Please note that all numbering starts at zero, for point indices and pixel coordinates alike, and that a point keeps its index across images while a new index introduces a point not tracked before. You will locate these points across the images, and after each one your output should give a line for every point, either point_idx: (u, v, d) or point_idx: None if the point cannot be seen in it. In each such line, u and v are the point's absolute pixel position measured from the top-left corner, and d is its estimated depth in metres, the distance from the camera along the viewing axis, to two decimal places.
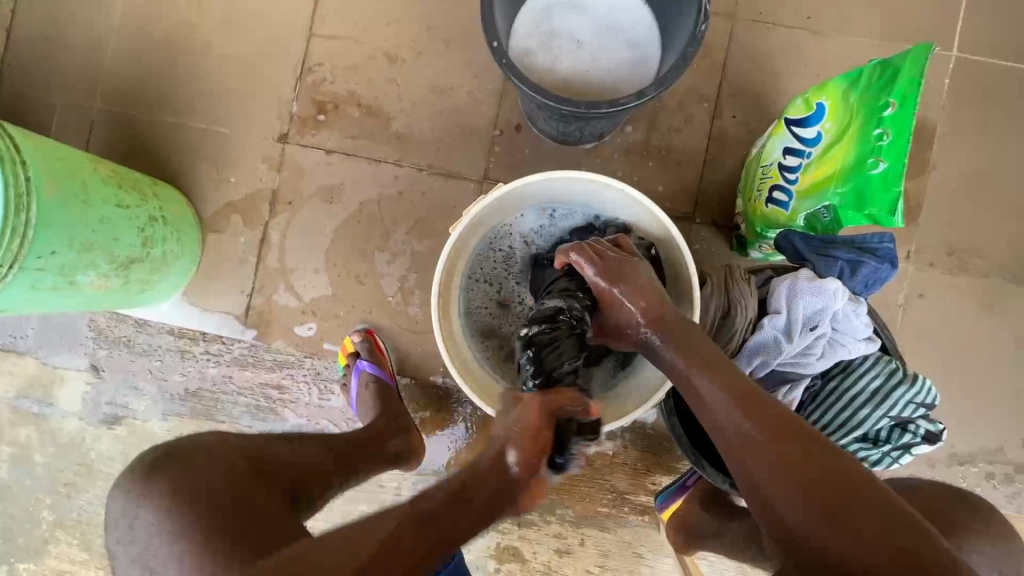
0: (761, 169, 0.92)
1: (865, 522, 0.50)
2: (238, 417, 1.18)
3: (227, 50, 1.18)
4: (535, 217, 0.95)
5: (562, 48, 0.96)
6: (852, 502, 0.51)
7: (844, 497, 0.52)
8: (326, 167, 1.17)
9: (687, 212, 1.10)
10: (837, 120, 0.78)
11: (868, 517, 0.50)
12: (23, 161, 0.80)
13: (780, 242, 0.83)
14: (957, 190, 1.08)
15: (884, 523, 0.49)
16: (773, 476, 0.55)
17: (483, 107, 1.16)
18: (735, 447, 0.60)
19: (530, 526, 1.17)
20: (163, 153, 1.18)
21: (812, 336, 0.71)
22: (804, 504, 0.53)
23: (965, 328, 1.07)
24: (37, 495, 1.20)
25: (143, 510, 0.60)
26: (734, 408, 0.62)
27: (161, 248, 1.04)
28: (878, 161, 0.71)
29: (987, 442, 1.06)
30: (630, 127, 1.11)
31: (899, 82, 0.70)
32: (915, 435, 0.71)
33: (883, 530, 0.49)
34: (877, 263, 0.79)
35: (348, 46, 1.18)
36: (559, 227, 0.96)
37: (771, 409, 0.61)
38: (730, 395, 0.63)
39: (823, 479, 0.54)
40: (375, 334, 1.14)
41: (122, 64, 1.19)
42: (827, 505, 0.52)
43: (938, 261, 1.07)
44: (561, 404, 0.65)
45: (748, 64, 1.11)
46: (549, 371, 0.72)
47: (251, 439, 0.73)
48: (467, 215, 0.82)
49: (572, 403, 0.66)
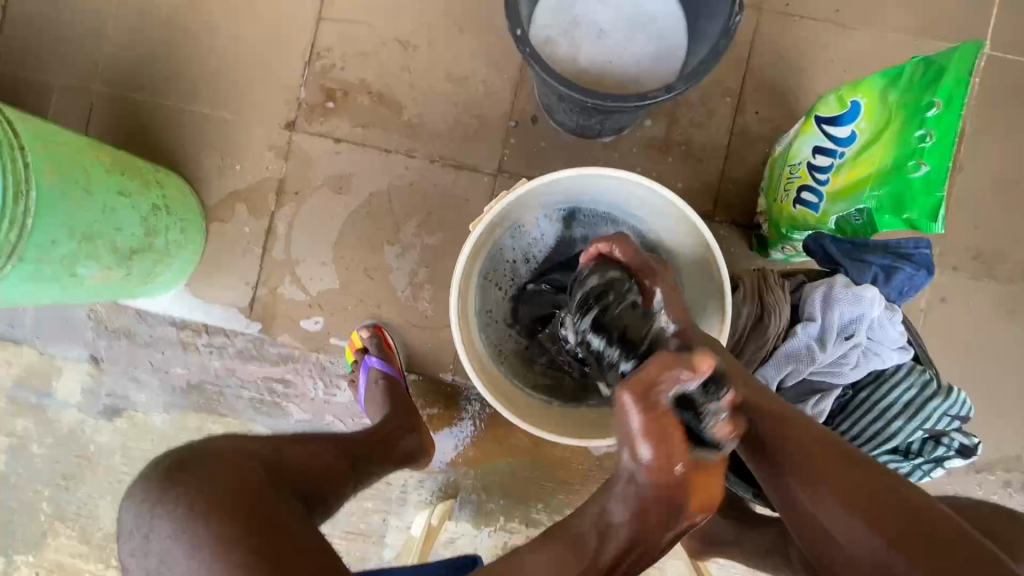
0: (788, 168, 0.89)
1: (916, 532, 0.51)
2: (241, 411, 1.15)
3: (233, 32, 1.14)
4: (553, 218, 0.93)
5: (584, 38, 0.92)
6: (892, 515, 0.53)
7: (887, 511, 0.53)
8: (334, 157, 1.13)
9: (707, 211, 1.07)
10: (874, 119, 0.75)
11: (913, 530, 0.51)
12: (21, 146, 0.77)
13: (809, 245, 0.80)
14: (984, 192, 1.05)
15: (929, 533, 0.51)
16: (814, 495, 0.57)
17: (498, 97, 1.12)
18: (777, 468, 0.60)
19: (538, 526, 1.15)
20: (165, 138, 1.14)
21: (847, 345, 0.70)
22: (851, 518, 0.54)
23: (986, 334, 1.05)
24: (36, 487, 1.18)
25: (156, 521, 0.56)
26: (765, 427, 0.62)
27: (165, 237, 1.00)
28: (919, 163, 0.68)
29: (1006, 450, 1.04)
30: (650, 120, 1.08)
31: (945, 81, 0.68)
32: (948, 449, 0.70)
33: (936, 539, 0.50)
34: (912, 270, 0.78)
35: (359, 31, 1.13)
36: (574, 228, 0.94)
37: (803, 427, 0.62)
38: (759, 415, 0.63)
39: (869, 495, 0.55)
40: (383, 330, 1.11)
41: (123, 44, 1.14)
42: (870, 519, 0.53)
43: (962, 265, 1.05)
44: (652, 380, 0.51)
45: (773, 58, 1.07)
46: (632, 346, 0.68)
47: (265, 442, 0.71)
48: (487, 213, 0.80)
49: (665, 370, 0.51)
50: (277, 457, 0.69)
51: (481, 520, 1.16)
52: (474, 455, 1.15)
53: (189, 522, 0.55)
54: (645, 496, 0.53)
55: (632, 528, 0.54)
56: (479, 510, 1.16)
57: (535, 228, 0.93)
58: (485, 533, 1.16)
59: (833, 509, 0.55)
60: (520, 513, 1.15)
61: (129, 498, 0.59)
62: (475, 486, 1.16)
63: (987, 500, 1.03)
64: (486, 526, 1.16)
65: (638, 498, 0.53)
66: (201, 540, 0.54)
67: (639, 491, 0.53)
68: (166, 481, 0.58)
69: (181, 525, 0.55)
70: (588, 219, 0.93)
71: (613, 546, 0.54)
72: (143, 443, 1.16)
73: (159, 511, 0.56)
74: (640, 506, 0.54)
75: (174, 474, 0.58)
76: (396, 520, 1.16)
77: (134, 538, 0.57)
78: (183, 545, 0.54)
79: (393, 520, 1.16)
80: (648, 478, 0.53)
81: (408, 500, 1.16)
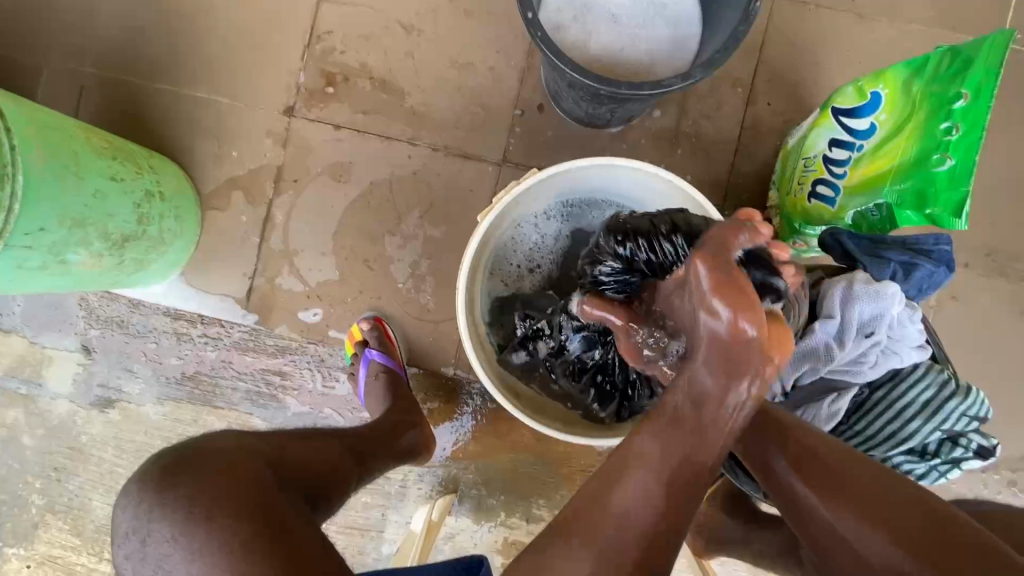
0: (803, 162, 0.87)
1: (925, 534, 0.51)
2: (237, 404, 1.13)
3: (230, 13, 1.10)
4: (555, 216, 0.89)
5: (596, 23, 0.89)
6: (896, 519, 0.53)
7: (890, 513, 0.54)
8: (334, 144, 1.10)
9: (716, 203, 1.05)
10: (895, 111, 0.74)
11: (919, 534, 0.51)
12: (9, 128, 0.73)
13: (826, 240, 0.78)
14: (998, 188, 1.04)
15: (935, 535, 0.51)
16: (817, 503, 0.58)
17: (504, 85, 1.09)
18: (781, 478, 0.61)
19: (539, 522, 1.14)
20: (160, 123, 1.11)
21: (867, 343, 0.69)
22: (856, 524, 0.54)
23: (996, 332, 1.03)
24: (26, 479, 1.15)
25: (151, 526, 0.54)
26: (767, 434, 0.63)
27: (159, 225, 0.97)
28: (944, 157, 0.67)
29: (1012, 449, 1.03)
30: (660, 111, 1.05)
31: (973, 71, 0.66)
32: (966, 450, 0.69)
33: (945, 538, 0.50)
34: (934, 267, 0.75)
35: (361, 14, 1.09)
36: (572, 222, 0.90)
37: (804, 432, 0.62)
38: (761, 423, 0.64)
39: (872, 501, 0.55)
40: (384, 322, 1.08)
41: (115, 24, 1.10)
42: (874, 524, 0.54)
43: (973, 263, 1.03)
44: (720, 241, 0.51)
45: (787, 48, 1.05)
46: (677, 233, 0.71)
47: (268, 439, 0.69)
48: (496, 204, 0.78)
49: (732, 233, 0.52)
50: (280, 455, 0.67)
51: (481, 515, 1.14)
52: (475, 449, 1.13)
53: (190, 524, 0.53)
54: (736, 360, 0.51)
55: (723, 388, 0.52)
56: (480, 505, 1.14)
57: (539, 223, 0.90)
58: (485, 528, 1.14)
59: (841, 516, 0.56)
60: (522, 508, 1.14)
61: (124, 498, 0.56)
62: (476, 481, 1.14)
63: (992, 499, 1.02)
64: (486, 521, 1.14)
65: (726, 362, 0.51)
66: (204, 542, 0.52)
67: (725, 354, 0.51)
68: (164, 481, 0.55)
69: (180, 529, 0.53)
70: (591, 215, 0.89)
71: (712, 411, 0.52)
72: (137, 435, 1.14)
73: (156, 514, 0.54)
74: (723, 363, 0.51)
75: (173, 473, 0.56)
76: (395, 515, 1.14)
77: (132, 541, 0.55)
78: (184, 549, 0.52)
79: (392, 514, 1.14)
80: (731, 339, 0.50)
81: (407, 495, 1.14)
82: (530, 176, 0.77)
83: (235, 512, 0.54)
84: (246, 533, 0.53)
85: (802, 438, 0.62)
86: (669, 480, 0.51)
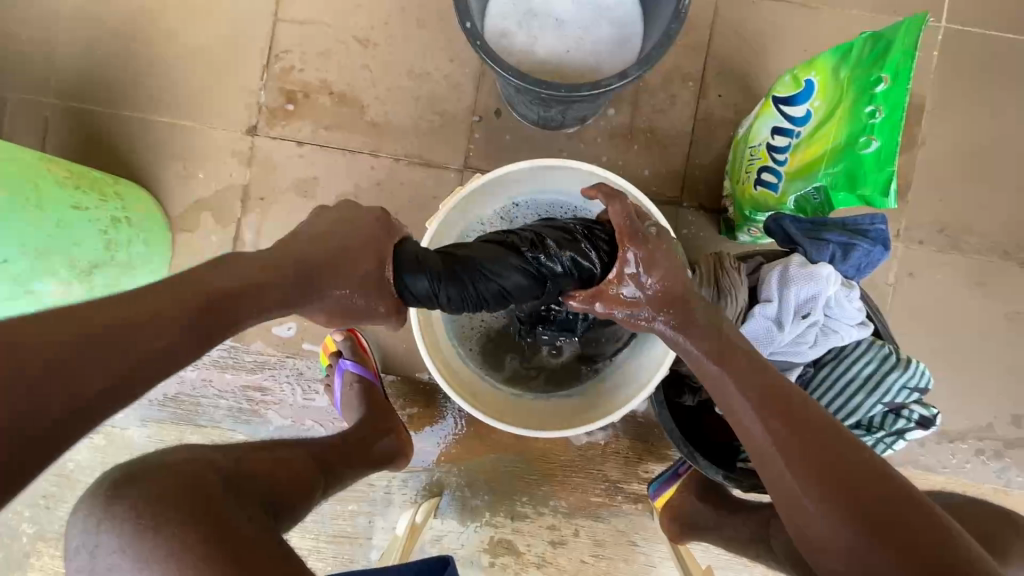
0: (749, 151, 0.90)
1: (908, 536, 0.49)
2: (219, 421, 1.14)
3: (190, 37, 1.12)
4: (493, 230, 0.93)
5: (540, 28, 0.92)
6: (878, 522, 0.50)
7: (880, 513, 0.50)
8: (298, 160, 1.12)
9: (674, 196, 1.07)
10: (827, 97, 0.76)
11: (896, 537, 0.49)
12: None
13: (770, 226, 0.83)
14: (945, 164, 1.06)
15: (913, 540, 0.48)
16: (801, 488, 0.55)
17: (461, 93, 1.11)
18: (752, 435, 0.61)
19: (523, 519, 1.15)
20: (125, 149, 1.12)
21: (805, 324, 0.77)
22: (839, 523, 0.52)
23: (955, 305, 1.06)
24: (15, 508, 1.15)
25: (104, 537, 0.54)
26: (756, 414, 0.60)
27: (126, 252, 1.00)
28: (870, 139, 0.69)
29: (976, 418, 1.05)
30: (613, 110, 1.07)
31: (892, 55, 0.68)
32: (908, 421, 0.77)
33: (914, 534, 0.48)
34: (869, 246, 0.80)
35: (318, 32, 1.12)
36: None
37: (800, 413, 0.59)
38: (750, 400, 0.61)
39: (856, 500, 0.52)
40: (357, 332, 1.11)
41: (75, 54, 1.12)
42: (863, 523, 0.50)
43: (928, 239, 1.06)
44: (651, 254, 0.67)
45: (734, 40, 1.07)
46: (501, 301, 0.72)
47: (225, 451, 0.71)
48: (462, 189, 0.82)
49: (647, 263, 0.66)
50: (237, 473, 0.68)
51: (467, 516, 1.15)
52: (456, 451, 1.15)
53: (138, 535, 0.54)
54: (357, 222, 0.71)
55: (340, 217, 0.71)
56: (464, 506, 1.15)
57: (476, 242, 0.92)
58: (471, 529, 1.15)
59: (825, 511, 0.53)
60: (505, 507, 1.15)
61: (77, 514, 0.57)
62: (460, 483, 1.15)
63: (961, 468, 1.04)
64: (471, 521, 1.15)
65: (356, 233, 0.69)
66: (150, 550, 0.53)
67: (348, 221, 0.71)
68: (110, 495, 0.56)
69: (128, 540, 0.54)
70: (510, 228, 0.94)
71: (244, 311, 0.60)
72: (121, 459, 1.14)
73: (106, 527, 0.55)
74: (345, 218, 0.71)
75: (121, 489, 0.57)
76: (381, 520, 1.16)
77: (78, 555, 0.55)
78: (131, 560, 0.53)
79: (379, 520, 1.16)
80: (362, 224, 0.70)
81: (392, 500, 1.16)
82: (424, 242, 0.80)
83: (184, 514, 0.55)
84: (198, 532, 0.54)
85: (796, 419, 0.58)
86: (204, 331, 0.56)
